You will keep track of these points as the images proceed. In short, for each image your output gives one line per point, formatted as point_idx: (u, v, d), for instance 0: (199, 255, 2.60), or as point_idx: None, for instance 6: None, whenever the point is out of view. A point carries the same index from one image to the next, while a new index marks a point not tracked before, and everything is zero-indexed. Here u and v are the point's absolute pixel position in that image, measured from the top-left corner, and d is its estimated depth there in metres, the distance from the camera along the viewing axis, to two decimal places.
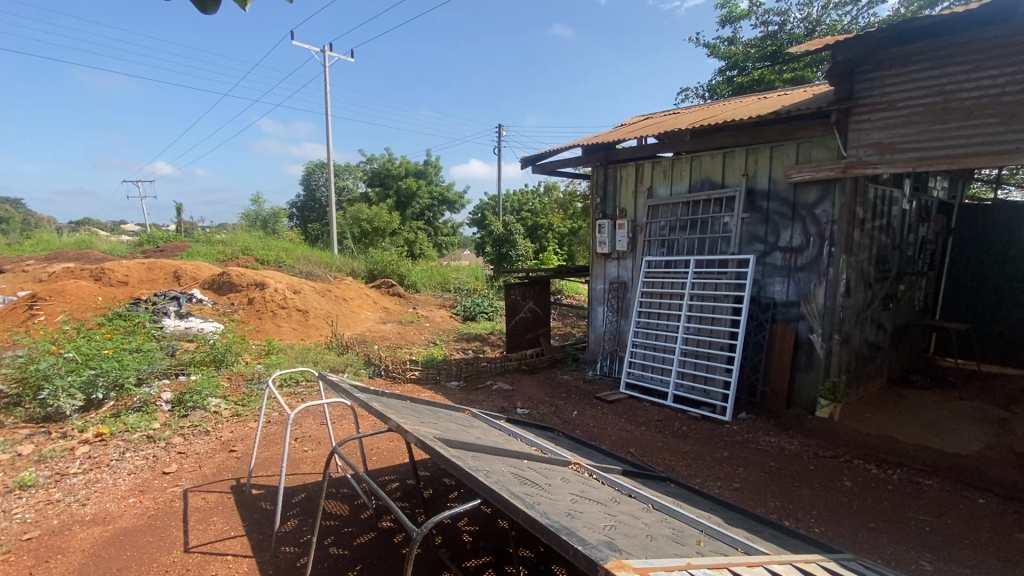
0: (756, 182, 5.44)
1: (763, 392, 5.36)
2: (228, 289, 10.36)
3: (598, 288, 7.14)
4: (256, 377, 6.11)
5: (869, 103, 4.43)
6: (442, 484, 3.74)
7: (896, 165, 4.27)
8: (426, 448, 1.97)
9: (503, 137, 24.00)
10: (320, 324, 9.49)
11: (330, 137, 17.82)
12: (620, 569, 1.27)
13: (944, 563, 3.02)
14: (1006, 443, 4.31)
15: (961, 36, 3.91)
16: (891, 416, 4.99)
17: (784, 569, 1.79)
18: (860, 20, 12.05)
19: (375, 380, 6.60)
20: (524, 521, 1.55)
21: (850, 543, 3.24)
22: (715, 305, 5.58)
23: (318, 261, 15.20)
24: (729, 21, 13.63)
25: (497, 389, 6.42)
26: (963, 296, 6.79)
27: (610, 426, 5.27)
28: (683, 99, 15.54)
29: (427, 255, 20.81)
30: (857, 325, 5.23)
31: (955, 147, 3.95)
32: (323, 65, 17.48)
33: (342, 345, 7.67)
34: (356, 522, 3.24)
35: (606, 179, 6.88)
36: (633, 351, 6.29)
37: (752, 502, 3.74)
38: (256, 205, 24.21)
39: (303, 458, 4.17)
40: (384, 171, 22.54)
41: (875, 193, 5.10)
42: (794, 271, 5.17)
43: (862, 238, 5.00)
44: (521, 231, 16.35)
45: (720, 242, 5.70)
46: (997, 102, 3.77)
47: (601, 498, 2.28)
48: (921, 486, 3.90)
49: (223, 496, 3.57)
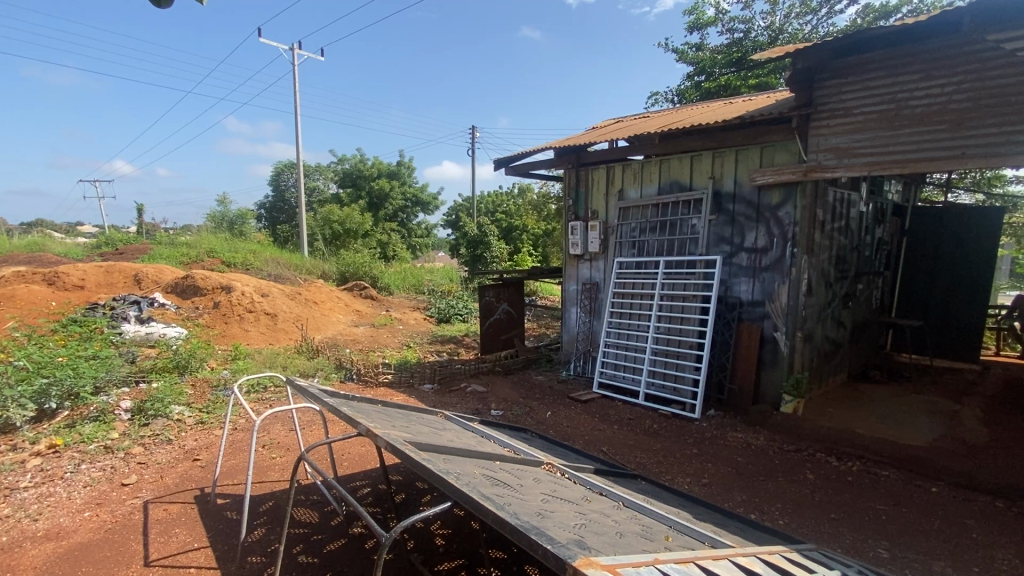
0: (722, 184, 5.58)
1: (730, 389, 5.51)
2: (192, 292, 10.05)
3: (571, 289, 7.20)
4: (222, 383, 5.93)
5: (827, 109, 4.61)
6: (414, 488, 3.71)
7: (853, 168, 4.46)
8: (396, 452, 1.94)
9: (475, 139, 24.03)
10: (290, 328, 9.28)
11: (299, 136, 17.43)
12: (588, 567, 1.29)
13: (898, 550, 3.16)
14: (957, 434, 4.52)
15: (913, 45, 4.09)
16: (851, 410, 5.18)
17: (749, 561, 1.84)
18: (820, 30, 12.50)
19: (346, 385, 6.51)
20: (494, 522, 1.54)
21: (812, 534, 3.35)
22: (683, 305, 5.69)
23: (287, 264, 14.88)
24: (697, 27, 13.95)
25: (471, 391, 6.39)
26: (917, 295, 7.14)
27: (583, 425, 5.31)
28: (653, 103, 15.78)
29: (400, 257, 20.63)
30: (819, 323, 5.42)
31: (907, 153, 4.14)
32: (292, 64, 17.14)
33: (312, 349, 7.52)
34: (325, 529, 3.18)
35: (578, 181, 6.96)
36: (606, 352, 6.37)
37: (720, 496, 3.84)
38: (221, 205, 23.51)
39: (270, 466, 4.07)
40: (355, 172, 22.18)
41: (834, 196, 5.31)
42: (758, 271, 5.33)
43: (822, 239, 5.20)
44: (495, 233, 16.36)
45: (688, 244, 5.84)
46: (946, 109, 3.95)
47: (572, 497, 2.30)
48: (878, 477, 4.07)
49: (186, 507, 3.46)
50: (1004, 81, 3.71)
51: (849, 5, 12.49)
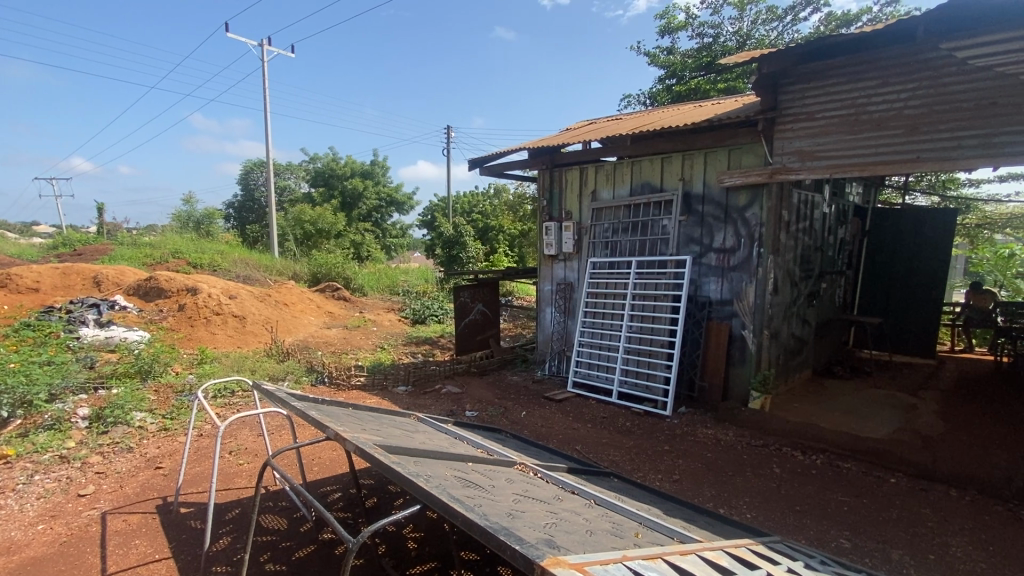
0: (691, 186, 5.70)
1: (700, 387, 5.62)
2: (155, 295, 9.70)
3: (546, 289, 7.23)
4: (187, 388, 5.74)
5: (791, 113, 4.74)
6: (386, 492, 3.66)
7: (816, 171, 4.60)
8: (365, 456, 1.91)
9: (450, 139, 23.94)
10: (259, 331, 9.05)
11: (269, 134, 17.00)
12: (557, 566, 1.30)
13: (859, 540, 3.28)
14: (914, 427, 4.72)
15: (871, 53, 4.23)
16: (816, 406, 5.35)
17: (716, 555, 1.87)
18: (785, 36, 12.87)
19: (317, 389, 6.39)
20: (463, 524, 1.53)
21: (778, 526, 3.45)
22: (655, 304, 5.79)
23: (256, 265, 14.51)
24: (668, 31, 14.19)
25: (446, 393, 6.35)
26: (878, 293, 7.42)
27: (557, 424, 5.34)
28: (626, 105, 15.96)
29: (375, 258, 20.37)
30: (784, 321, 5.58)
31: (865, 157, 4.30)
32: (261, 60, 16.74)
33: (282, 352, 7.36)
34: (294, 535, 3.11)
35: (552, 181, 7.01)
36: (580, 351, 6.43)
37: (690, 492, 3.91)
38: (187, 205, 22.77)
39: (237, 473, 3.96)
40: (327, 171, 21.78)
41: (799, 197, 5.48)
42: (726, 271, 5.46)
43: (787, 240, 5.36)
44: (471, 233, 16.32)
45: (659, 244, 5.94)
46: (901, 115, 4.12)
47: (544, 496, 2.31)
48: (841, 469, 4.21)
49: (146, 517, 3.33)
50: (955, 88, 3.88)
51: (812, 13, 12.90)
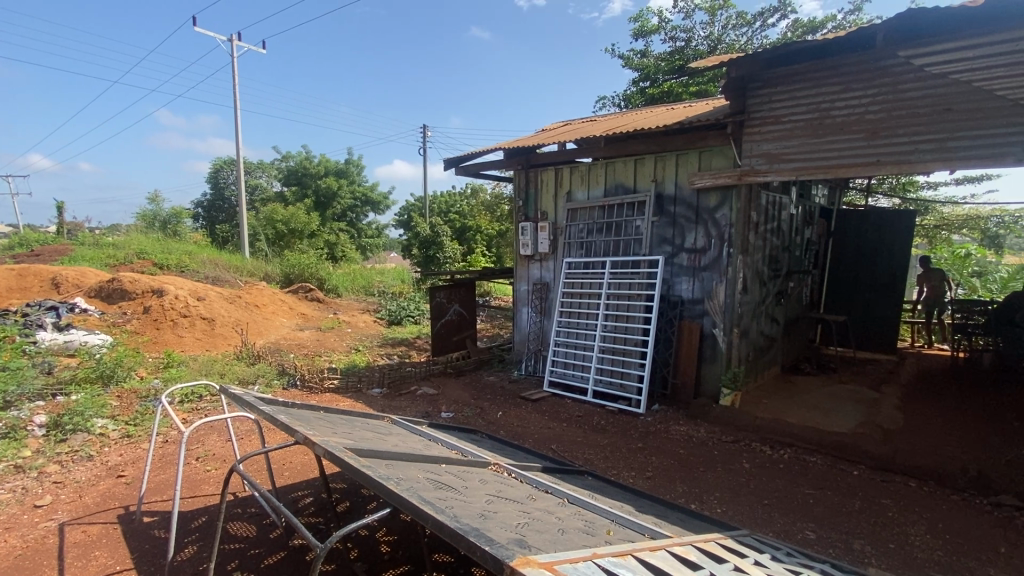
0: (663, 187, 5.79)
1: (673, 384, 5.72)
2: (118, 297, 9.36)
3: (522, 289, 7.25)
4: (152, 393, 5.56)
5: (759, 117, 4.85)
6: (358, 496, 3.62)
7: (783, 173, 4.72)
8: (335, 459, 1.88)
9: (426, 138, 23.79)
10: (229, 333, 8.82)
11: (239, 132, 16.58)
12: (525, 566, 1.30)
13: (823, 531, 3.39)
14: (876, 420, 4.90)
15: (834, 60, 4.37)
16: (784, 401, 5.50)
17: (684, 550, 1.90)
18: (754, 41, 13.19)
19: (289, 392, 6.27)
20: (434, 526, 1.52)
21: (747, 520, 3.53)
22: (629, 304, 5.87)
23: (226, 266, 14.14)
24: (641, 34, 14.39)
25: (421, 394, 6.31)
26: (842, 292, 7.67)
27: (533, 424, 5.37)
28: (600, 107, 16.11)
29: (350, 258, 20.09)
30: (753, 319, 5.72)
31: (829, 159, 4.44)
32: (231, 55, 16.33)
33: (253, 355, 7.19)
34: (264, 542, 3.04)
35: (528, 182, 7.03)
36: (556, 351, 6.47)
37: (663, 488, 3.97)
38: (152, 204, 22.02)
39: (204, 480, 3.85)
40: (300, 170, 21.37)
41: (767, 199, 5.63)
42: (697, 271, 5.57)
43: (756, 240, 5.50)
44: (448, 233, 16.25)
45: (633, 244, 6.02)
46: (863, 119, 4.26)
47: (518, 496, 2.31)
48: (807, 463, 4.34)
49: (108, 527, 3.21)
50: (913, 94, 4.04)
51: (780, 19, 13.25)
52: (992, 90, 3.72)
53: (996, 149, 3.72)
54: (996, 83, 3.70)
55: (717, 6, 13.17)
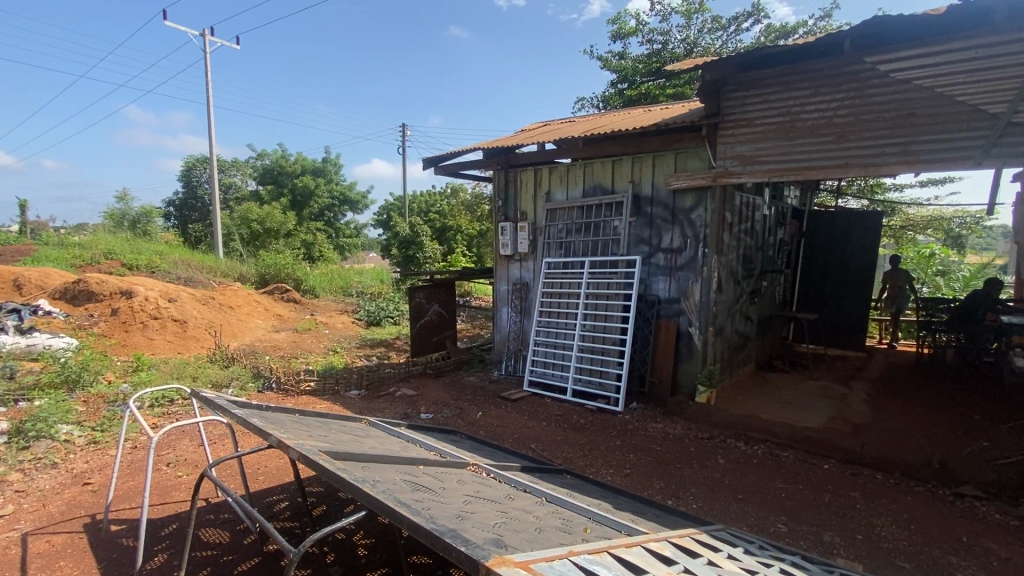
0: (641, 188, 5.87)
1: (651, 382, 5.80)
2: (85, 298, 9.06)
3: (502, 289, 7.26)
4: (120, 397, 5.39)
5: (732, 119, 4.95)
6: (335, 499, 3.58)
7: (755, 175, 4.83)
8: (309, 463, 1.85)
9: (405, 137, 23.62)
10: (201, 335, 8.62)
11: (212, 129, 16.19)
12: (502, 566, 1.31)
13: (795, 524, 3.48)
14: (845, 416, 5.05)
15: (805, 64, 4.48)
16: (758, 398, 5.62)
17: (660, 545, 1.94)
18: (729, 45, 13.44)
19: (264, 395, 6.15)
20: (409, 529, 1.51)
21: (722, 515, 3.61)
22: (607, 304, 5.93)
23: (199, 266, 13.79)
24: (619, 36, 14.53)
25: (400, 395, 6.27)
26: (814, 291, 7.88)
27: (513, 424, 5.38)
28: (580, 108, 16.22)
29: (327, 258, 19.80)
30: (728, 318, 5.83)
31: (800, 161, 4.55)
32: (203, 50, 15.92)
33: (227, 358, 7.04)
34: (237, 548, 2.98)
35: (507, 182, 7.04)
36: (536, 350, 6.50)
37: (641, 485, 4.02)
38: (121, 203, 21.33)
39: (175, 486, 3.76)
40: (276, 168, 20.97)
41: (741, 201, 5.75)
42: (674, 270, 5.66)
43: (730, 240, 5.61)
44: (428, 233, 16.15)
45: (611, 244, 6.08)
46: (832, 123, 4.39)
47: (496, 496, 2.32)
48: (780, 458, 4.45)
49: (73, 536, 3.11)
50: (879, 98, 4.17)
51: (754, 24, 13.53)
52: (952, 95, 3.88)
53: (956, 153, 3.88)
54: (956, 88, 3.86)
55: (693, 10, 13.38)
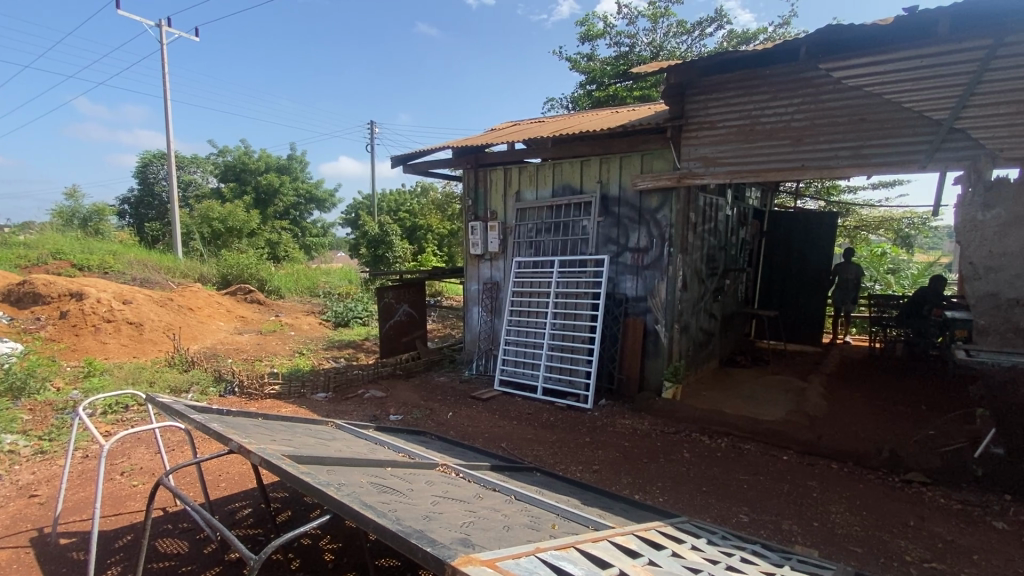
0: (608, 189, 5.96)
1: (619, 379, 5.90)
2: (31, 301, 8.58)
3: (472, 289, 7.25)
4: (70, 405, 5.14)
5: (696, 121, 5.06)
6: (301, 505, 3.51)
7: (718, 176, 4.97)
8: (271, 468, 1.80)
9: (373, 135, 23.26)
10: (159, 338, 8.28)
11: (169, 124, 15.57)
12: (467, 565, 1.31)
13: (756, 514, 3.60)
14: (803, 408, 5.26)
15: (764, 70, 4.63)
16: (722, 393, 5.79)
17: (626, 539, 1.97)
18: (694, 49, 13.77)
19: (226, 399, 5.97)
20: (375, 531, 1.50)
21: (687, 507, 3.70)
22: (576, 303, 6.00)
23: (156, 267, 13.24)
24: (588, 38, 14.69)
25: (369, 398, 6.18)
26: (774, 289, 8.17)
27: (483, 423, 5.38)
28: (549, 108, 16.31)
29: (293, 258, 19.32)
30: (693, 315, 5.99)
31: (760, 164, 4.71)
32: (159, 42, 15.26)
33: (187, 361, 6.79)
34: (197, 558, 2.89)
35: (477, 181, 7.03)
36: (506, 349, 6.52)
37: (609, 481, 4.09)
38: (70, 200, 20.27)
39: (129, 496, 3.61)
40: (238, 165, 20.34)
41: (705, 201, 5.91)
42: (640, 269, 5.77)
43: (694, 240, 5.76)
44: (397, 232, 15.96)
45: (580, 244, 6.15)
46: (790, 127, 4.55)
47: (465, 496, 2.32)
48: (742, 451, 4.60)
49: (18, 551, 2.95)
50: (832, 104, 4.35)
51: (717, 30, 13.89)
52: (899, 102, 4.09)
53: (904, 157, 4.10)
54: (903, 95, 4.06)
55: (659, 14, 13.65)
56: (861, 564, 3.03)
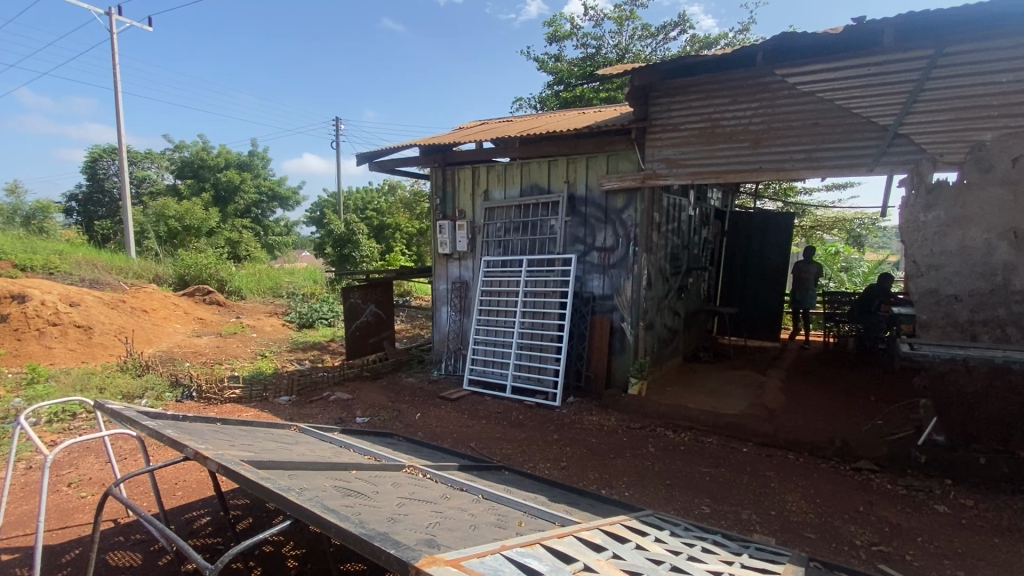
0: (575, 189, 6.02)
1: (587, 376, 5.97)
2: None
3: (441, 289, 7.20)
4: (11, 414, 4.85)
5: (659, 124, 5.18)
6: (263, 511, 3.42)
7: (681, 177, 5.09)
8: (229, 474, 1.75)
9: (339, 132, 22.83)
10: (110, 342, 7.89)
11: (120, 117, 14.82)
12: (431, 565, 1.30)
13: (718, 505, 3.72)
14: (762, 402, 5.45)
15: (724, 74, 4.77)
16: (685, 388, 5.95)
17: (591, 534, 2.00)
18: (658, 52, 14.06)
19: (183, 405, 5.75)
20: (337, 534, 1.47)
21: (652, 501, 3.79)
22: (544, 301, 6.05)
23: (107, 267, 12.61)
24: (555, 39, 14.80)
25: (334, 400, 6.06)
26: (735, 287, 8.44)
27: (452, 423, 5.36)
28: (517, 108, 16.35)
29: (256, 258, 18.72)
30: (658, 313, 6.13)
31: (720, 165, 4.86)
32: (109, 30, 14.51)
33: (141, 366, 6.51)
34: (151, 571, 2.78)
35: (445, 180, 6.98)
36: (475, 349, 6.52)
37: (576, 477, 4.15)
38: (11, 196, 19.07)
39: (77, 508, 3.43)
40: (196, 161, 19.57)
41: (668, 201, 6.06)
42: (607, 268, 5.86)
43: (659, 239, 5.90)
44: (364, 231, 15.69)
45: (548, 243, 6.20)
46: (748, 130, 4.71)
47: (432, 497, 2.31)
48: (704, 444, 4.74)
49: None
50: (788, 109, 4.52)
51: (681, 34, 14.22)
52: (849, 108, 4.28)
53: (853, 161, 4.30)
54: (852, 102, 4.26)
55: (624, 17, 13.87)
56: (815, 549, 3.17)
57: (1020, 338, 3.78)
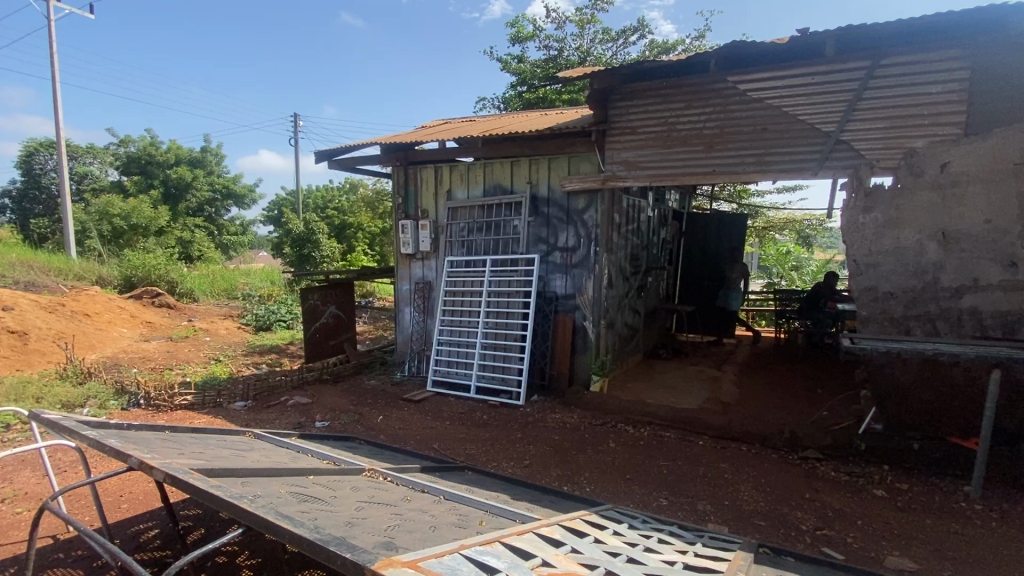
0: (538, 189, 6.08)
1: (550, 375, 6.04)
2: None
3: (404, 289, 7.12)
4: None
5: (618, 126, 5.29)
6: (216, 521, 3.30)
7: (639, 179, 5.22)
8: (177, 483, 1.69)
9: (298, 129, 22.20)
10: (47, 348, 7.42)
11: (58, 109, 13.94)
12: (388, 568, 1.30)
13: (674, 498, 3.84)
14: (717, 396, 5.66)
15: (680, 79, 4.92)
16: (645, 385, 6.10)
17: (551, 529, 2.04)
18: (619, 56, 14.35)
19: (129, 413, 5.47)
20: (291, 540, 1.45)
21: (612, 495, 3.88)
22: (508, 301, 6.10)
23: (44, 268, 11.85)
24: (518, 40, 14.86)
25: (293, 404, 5.91)
26: (692, 285, 8.72)
27: (415, 424, 5.32)
28: (480, 108, 16.34)
29: (210, 258, 17.98)
30: (618, 311, 6.27)
31: (677, 168, 5.00)
32: (46, 18, 13.66)
33: (82, 373, 6.15)
34: None
35: (407, 179, 6.91)
36: (439, 349, 6.49)
37: (539, 474, 4.20)
38: None
39: (9, 526, 3.22)
40: (143, 157, 18.62)
41: (628, 202, 6.20)
42: (569, 268, 5.94)
43: (618, 239, 6.04)
44: (324, 231, 15.32)
45: (511, 243, 6.23)
46: (703, 134, 4.87)
47: (392, 500, 2.30)
48: (662, 438, 4.88)
49: None
50: (740, 114, 4.70)
51: (640, 39, 14.54)
52: (796, 114, 4.50)
53: (799, 165, 4.53)
54: (798, 109, 4.48)
55: (585, 20, 14.08)
56: (765, 536, 3.32)
57: (949, 331, 4.06)
